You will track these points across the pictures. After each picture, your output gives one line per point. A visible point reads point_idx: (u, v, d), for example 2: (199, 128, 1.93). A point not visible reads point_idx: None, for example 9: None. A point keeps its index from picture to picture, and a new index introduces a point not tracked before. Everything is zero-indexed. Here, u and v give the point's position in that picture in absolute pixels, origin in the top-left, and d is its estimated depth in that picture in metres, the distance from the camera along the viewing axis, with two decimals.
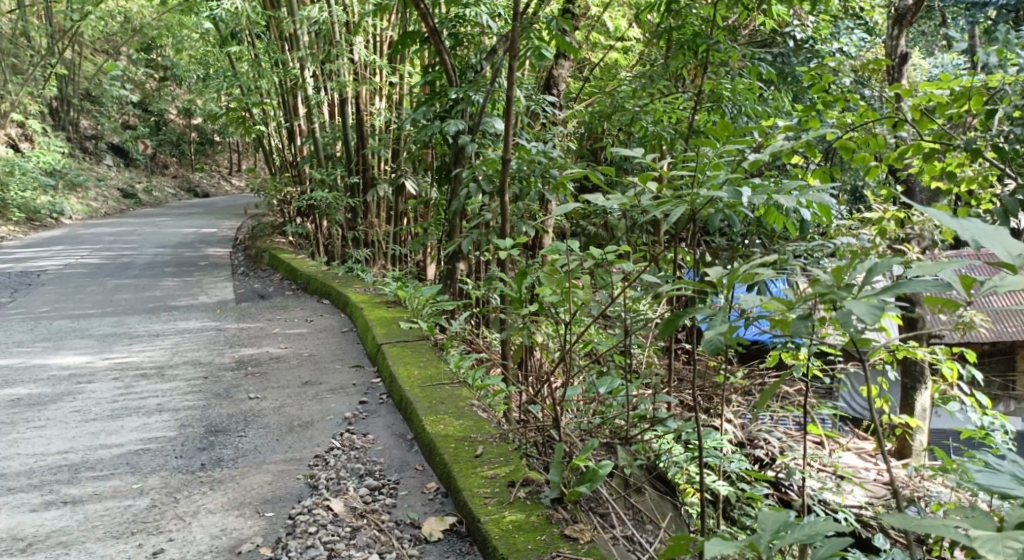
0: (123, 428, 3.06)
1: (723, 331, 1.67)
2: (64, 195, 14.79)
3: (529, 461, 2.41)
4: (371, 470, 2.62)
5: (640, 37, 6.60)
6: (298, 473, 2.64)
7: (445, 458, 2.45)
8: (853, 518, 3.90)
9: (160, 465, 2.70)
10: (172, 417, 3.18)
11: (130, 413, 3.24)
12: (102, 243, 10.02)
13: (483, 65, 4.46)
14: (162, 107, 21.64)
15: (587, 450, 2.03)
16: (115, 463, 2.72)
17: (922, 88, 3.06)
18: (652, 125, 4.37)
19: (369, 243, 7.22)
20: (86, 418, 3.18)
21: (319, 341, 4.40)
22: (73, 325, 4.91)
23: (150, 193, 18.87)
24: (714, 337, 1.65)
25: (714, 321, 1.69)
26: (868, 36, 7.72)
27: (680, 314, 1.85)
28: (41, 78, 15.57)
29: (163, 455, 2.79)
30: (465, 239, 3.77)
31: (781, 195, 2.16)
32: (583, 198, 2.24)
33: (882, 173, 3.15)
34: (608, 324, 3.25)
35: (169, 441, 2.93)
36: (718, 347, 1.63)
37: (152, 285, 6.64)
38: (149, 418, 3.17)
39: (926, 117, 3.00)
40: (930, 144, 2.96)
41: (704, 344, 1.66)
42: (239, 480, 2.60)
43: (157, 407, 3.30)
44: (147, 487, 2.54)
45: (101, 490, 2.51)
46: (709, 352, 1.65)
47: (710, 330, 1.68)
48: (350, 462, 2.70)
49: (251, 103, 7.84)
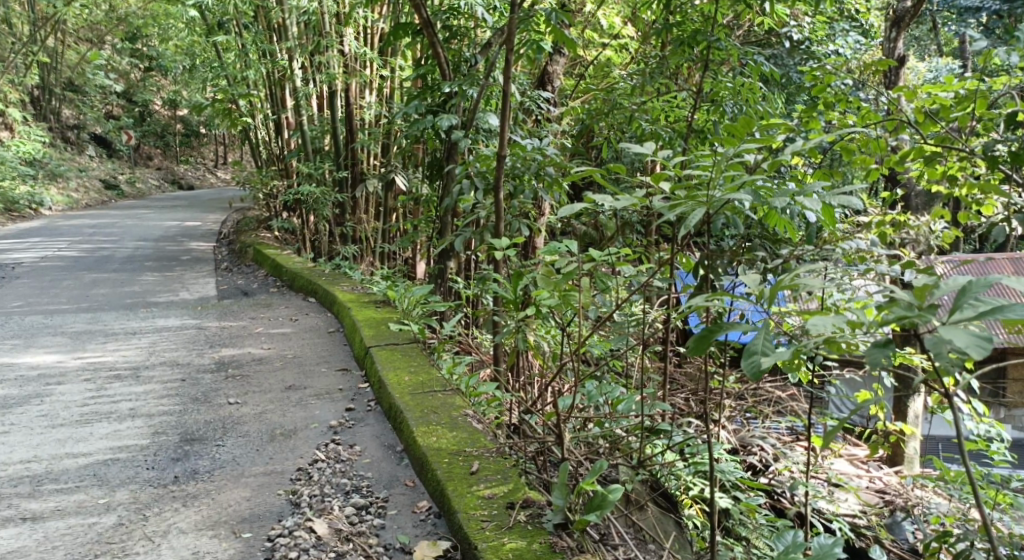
0: (93, 435, 2.90)
1: (768, 355, 1.55)
2: (43, 185, 14.48)
3: (527, 479, 2.28)
4: (358, 486, 2.48)
5: (635, 35, 6.48)
6: (278, 488, 2.50)
7: (438, 473, 2.31)
8: (847, 528, 3.81)
9: (130, 478, 2.55)
10: (145, 424, 3.02)
11: (100, 418, 3.07)
12: (81, 234, 9.76)
13: (478, 58, 4.30)
14: (146, 97, 21.30)
15: (596, 473, 1.88)
16: (81, 476, 2.56)
17: (925, 89, 2.93)
18: (649, 123, 4.23)
19: (356, 239, 7.05)
20: (53, 423, 3.01)
21: (303, 343, 4.24)
22: (47, 321, 4.72)
23: (133, 184, 18.55)
24: (759, 361, 1.52)
25: (758, 343, 1.57)
26: (862, 37, 7.58)
27: (715, 328, 1.69)
28: (22, 65, 15.30)
29: (134, 466, 2.63)
30: (458, 237, 3.63)
31: (798, 197, 2.04)
32: (588, 197, 2.11)
33: (884, 177, 3.01)
34: (605, 329, 3.13)
35: (140, 450, 2.77)
36: (761, 372, 1.51)
37: (130, 280, 6.45)
38: (121, 424, 3.01)
39: (929, 119, 2.85)
40: (933, 147, 2.82)
41: (745, 365, 1.54)
42: (215, 495, 2.45)
43: (130, 412, 3.14)
44: (115, 502, 2.38)
45: (64, 506, 2.36)
46: (749, 375, 1.53)
47: (754, 352, 1.55)
48: (336, 476, 2.56)
49: (237, 94, 7.66)
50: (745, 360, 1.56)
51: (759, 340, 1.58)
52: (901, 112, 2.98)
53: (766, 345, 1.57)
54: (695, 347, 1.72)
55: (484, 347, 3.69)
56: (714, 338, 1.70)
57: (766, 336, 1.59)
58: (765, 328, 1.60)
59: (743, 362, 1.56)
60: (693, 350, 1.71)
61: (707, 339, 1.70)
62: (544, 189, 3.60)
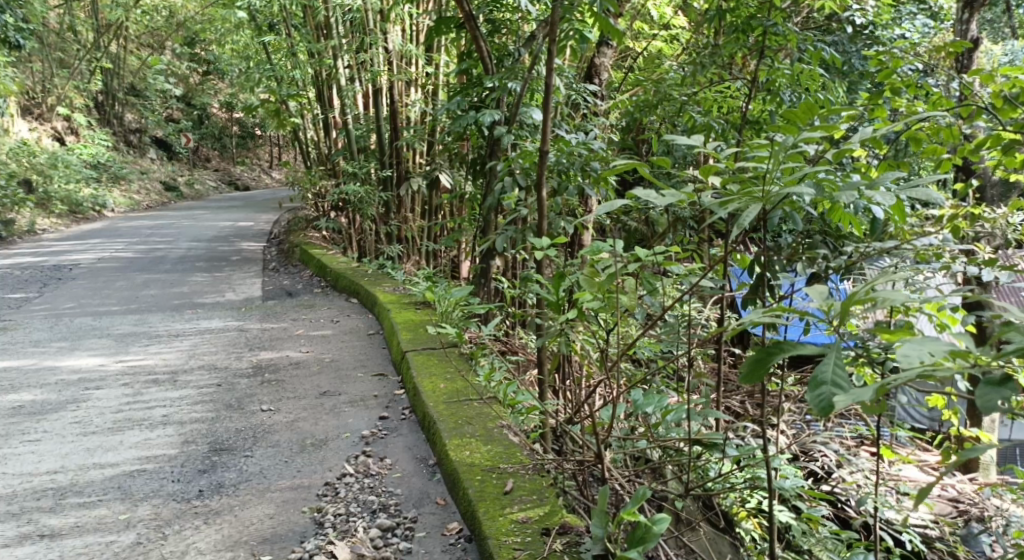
0: (122, 444, 2.88)
1: (841, 387, 1.36)
2: (107, 188, 14.98)
3: (565, 501, 2.14)
4: (386, 504, 2.39)
5: (686, 24, 6.23)
6: (303, 505, 2.42)
7: (470, 493, 2.19)
8: (918, 541, 3.54)
9: (153, 491, 2.51)
10: (175, 432, 2.99)
11: (132, 426, 3.06)
12: (139, 236, 10.01)
13: (521, 51, 4.15)
14: (204, 100, 21.87)
15: (639, 499, 1.71)
16: (105, 488, 2.53)
17: (1004, 71, 2.60)
18: (701, 114, 4.01)
19: (402, 238, 7.00)
20: (86, 431, 3.00)
21: (342, 345, 4.19)
22: (94, 323, 4.78)
23: (193, 186, 19.09)
24: (828, 397, 1.34)
25: (827, 372, 1.38)
26: (931, 21, 7.15)
27: (776, 352, 1.50)
28: (87, 72, 15.91)
29: (159, 479, 2.59)
30: (500, 236, 3.50)
31: (871, 191, 1.82)
32: (632, 193, 1.94)
33: (955, 168, 2.70)
34: (651, 334, 2.96)
35: (167, 461, 2.73)
36: (833, 410, 1.33)
37: (180, 281, 6.54)
38: (151, 432, 2.99)
39: (1007, 104, 2.53)
40: (1012, 134, 2.51)
41: (813, 400, 1.36)
42: (238, 511, 2.38)
43: (162, 420, 3.11)
44: (135, 518, 2.34)
45: (85, 521, 2.32)
46: (818, 412, 1.35)
47: (823, 383, 1.37)
48: (364, 493, 2.47)
49: (286, 94, 7.70)
50: (811, 392, 1.37)
51: (827, 368, 1.39)
52: (975, 97, 2.66)
53: (837, 375, 1.38)
54: (751, 375, 1.53)
55: (527, 349, 3.55)
56: (774, 362, 1.52)
57: (834, 362, 1.39)
58: (834, 350, 1.40)
59: (810, 395, 1.38)
60: (750, 379, 1.53)
61: (765, 367, 1.51)
62: (589, 184, 3.45)
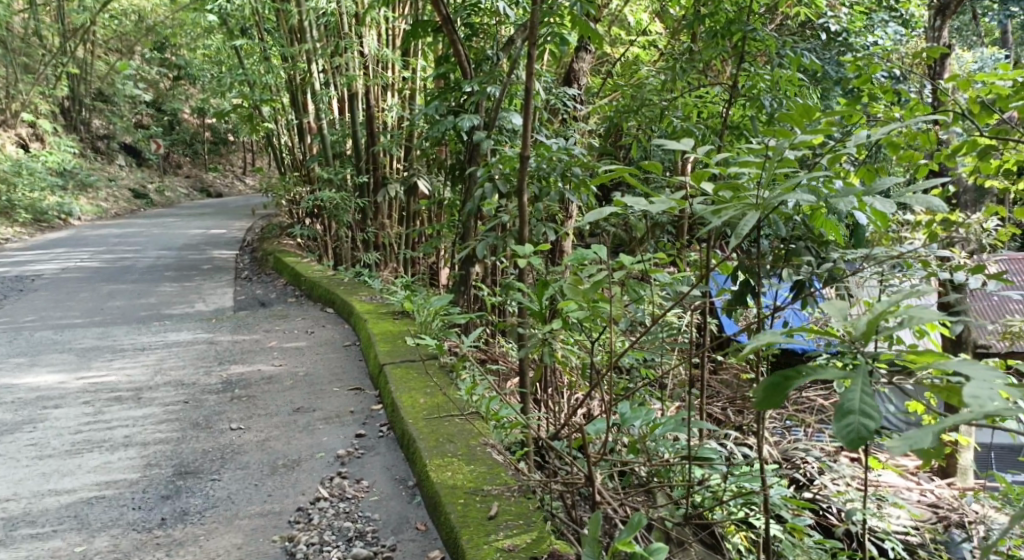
0: (80, 468, 2.74)
1: (870, 416, 1.23)
2: (73, 195, 14.63)
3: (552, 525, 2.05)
4: (362, 531, 2.28)
5: (663, 30, 6.18)
6: (274, 533, 2.30)
7: (453, 518, 2.08)
8: (900, 548, 3.45)
9: (112, 520, 2.37)
10: (138, 454, 2.85)
11: (91, 448, 2.91)
12: (105, 245, 9.75)
13: (499, 55, 4.06)
14: (175, 106, 21.51)
15: (634, 527, 1.60)
16: (60, 518, 2.39)
17: (980, 76, 2.52)
18: (682, 119, 3.95)
19: (378, 246, 6.87)
20: (42, 454, 2.85)
21: (317, 358, 4.06)
22: (56, 337, 4.60)
23: (163, 193, 18.75)
24: (865, 431, 1.20)
25: (856, 400, 1.24)
26: (903, 28, 7.20)
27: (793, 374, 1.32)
28: (53, 77, 15.55)
29: (119, 506, 2.46)
30: (480, 244, 3.41)
31: (875, 198, 1.77)
32: (621, 199, 1.85)
33: (931, 176, 2.62)
34: (636, 344, 2.89)
35: (129, 486, 2.60)
36: (865, 446, 1.20)
37: (148, 291, 6.35)
38: (113, 455, 2.85)
39: (985, 110, 2.45)
40: (987, 141, 2.43)
41: (840, 432, 1.22)
42: (203, 541, 2.26)
43: (124, 441, 2.97)
44: (92, 550, 2.21)
45: (37, 555, 2.19)
46: (846, 445, 1.21)
47: (851, 412, 1.23)
48: (339, 519, 2.36)
49: (258, 99, 7.54)
50: (838, 423, 1.23)
51: (853, 394, 1.25)
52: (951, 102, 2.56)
53: (865, 402, 1.24)
54: (764, 401, 1.35)
55: (508, 359, 3.46)
56: (787, 383, 1.35)
57: (861, 387, 1.25)
58: (863, 372, 1.26)
59: (836, 425, 1.24)
60: (763, 405, 1.34)
61: (780, 389, 1.33)
62: (570, 190, 3.37)
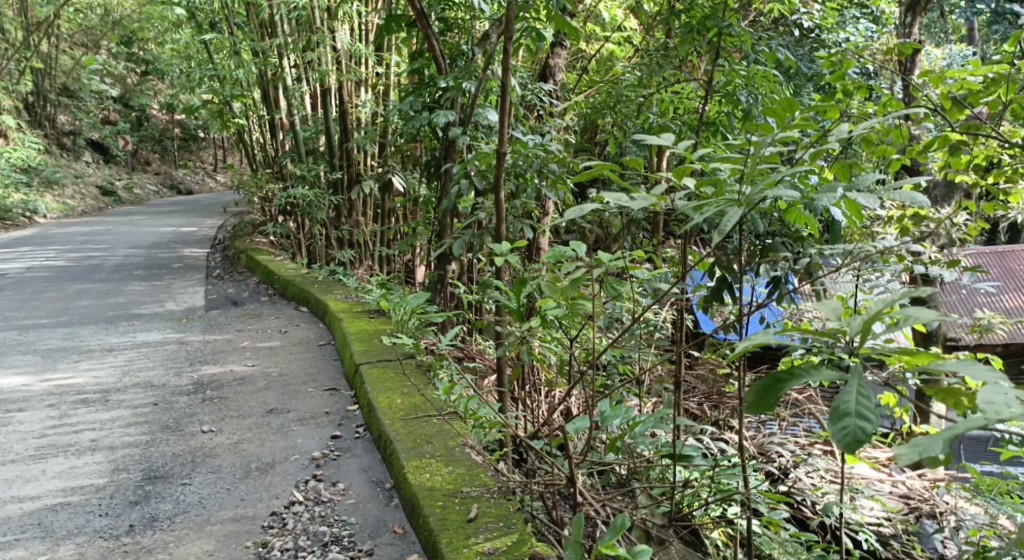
0: (45, 474, 2.66)
1: (866, 417, 1.22)
2: (39, 193, 14.31)
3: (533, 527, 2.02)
4: (338, 535, 2.24)
5: (638, 25, 6.18)
6: (247, 539, 2.25)
7: (432, 521, 2.05)
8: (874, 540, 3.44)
9: (78, 528, 2.31)
10: (105, 459, 2.77)
11: (56, 453, 2.83)
12: (72, 243, 9.54)
13: (475, 50, 4.02)
14: (143, 102, 21.10)
15: (618, 530, 1.57)
16: (23, 526, 2.32)
17: (952, 72, 2.51)
18: (659, 115, 3.93)
19: (353, 243, 6.79)
20: (4, 460, 2.76)
21: (290, 358, 3.99)
22: (20, 338, 4.47)
23: (132, 190, 18.41)
24: (863, 435, 1.19)
25: (852, 402, 1.22)
26: (873, 25, 7.28)
27: (789, 376, 1.31)
28: (16, 72, 15.17)
29: (85, 513, 2.39)
30: (456, 241, 3.37)
31: (859, 192, 1.76)
32: (603, 195, 1.82)
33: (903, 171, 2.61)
34: (615, 341, 2.87)
35: (95, 492, 2.52)
36: (863, 450, 1.19)
37: (116, 290, 6.22)
38: (79, 460, 2.77)
39: (956, 105, 2.44)
40: (959, 136, 2.42)
41: (836, 437, 1.21)
42: (173, 548, 2.20)
43: (90, 445, 2.89)
44: None
45: None
46: (843, 449, 1.21)
47: (847, 415, 1.22)
48: (315, 523, 2.31)
49: (229, 95, 7.41)
50: (836, 426, 1.22)
51: (849, 396, 1.23)
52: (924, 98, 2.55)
53: (861, 404, 1.22)
54: (757, 403, 1.33)
55: (486, 357, 3.43)
56: (781, 385, 1.33)
57: (857, 388, 1.23)
58: (859, 374, 1.24)
59: (831, 427, 1.23)
60: (756, 408, 1.33)
61: (773, 392, 1.32)
62: (547, 186, 3.35)
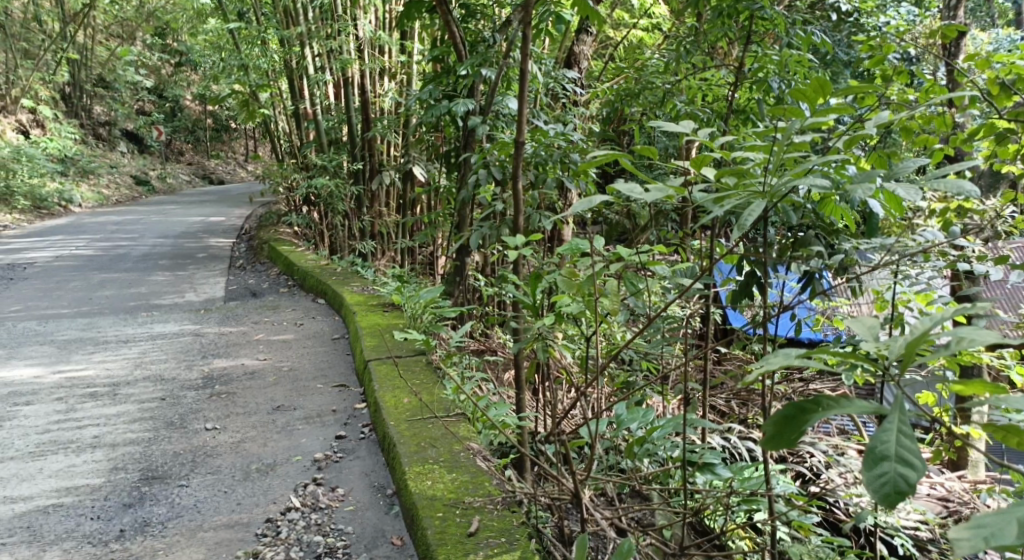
0: (42, 473, 2.63)
1: (908, 463, 1.08)
2: (74, 181, 14.54)
3: (533, 542, 1.92)
4: (333, 546, 2.16)
5: (668, 11, 5.98)
6: (240, 547, 2.18)
7: (431, 534, 1.96)
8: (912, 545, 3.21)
9: (68, 532, 2.27)
10: (104, 457, 2.74)
11: (58, 450, 2.81)
12: (103, 232, 9.65)
13: (496, 37, 3.90)
14: (177, 93, 21.35)
15: (622, 557, 1.50)
16: (14, 529, 2.29)
17: (1001, 55, 2.31)
18: (685, 103, 3.76)
19: (375, 234, 6.73)
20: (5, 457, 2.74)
21: (303, 352, 3.94)
22: (39, 328, 4.49)
23: (165, 180, 18.65)
24: (902, 487, 1.05)
25: (890, 444, 1.09)
26: (916, 8, 6.97)
27: (815, 410, 1.17)
28: (53, 63, 15.42)
29: (77, 516, 2.35)
30: (474, 233, 3.27)
31: (900, 183, 1.61)
32: (615, 184, 1.69)
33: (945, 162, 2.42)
34: (632, 342, 2.75)
35: (90, 493, 2.49)
36: (899, 502, 1.05)
37: (139, 280, 6.24)
38: (78, 458, 2.74)
39: (1005, 90, 2.24)
40: (1007, 123, 2.23)
41: (873, 485, 1.07)
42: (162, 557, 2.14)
43: (92, 443, 2.86)
44: None
45: None
46: (879, 500, 1.07)
47: (885, 459, 1.08)
48: (309, 532, 2.24)
49: (254, 85, 7.39)
50: (871, 472, 1.08)
51: (888, 439, 1.09)
52: (969, 84, 2.36)
53: (902, 448, 1.08)
54: (779, 438, 1.19)
55: (504, 353, 3.33)
56: (806, 417, 1.19)
57: (898, 430, 1.09)
58: (900, 411, 1.10)
59: (867, 474, 1.09)
60: (777, 443, 1.19)
61: (796, 424, 1.18)
62: (568, 177, 3.23)
